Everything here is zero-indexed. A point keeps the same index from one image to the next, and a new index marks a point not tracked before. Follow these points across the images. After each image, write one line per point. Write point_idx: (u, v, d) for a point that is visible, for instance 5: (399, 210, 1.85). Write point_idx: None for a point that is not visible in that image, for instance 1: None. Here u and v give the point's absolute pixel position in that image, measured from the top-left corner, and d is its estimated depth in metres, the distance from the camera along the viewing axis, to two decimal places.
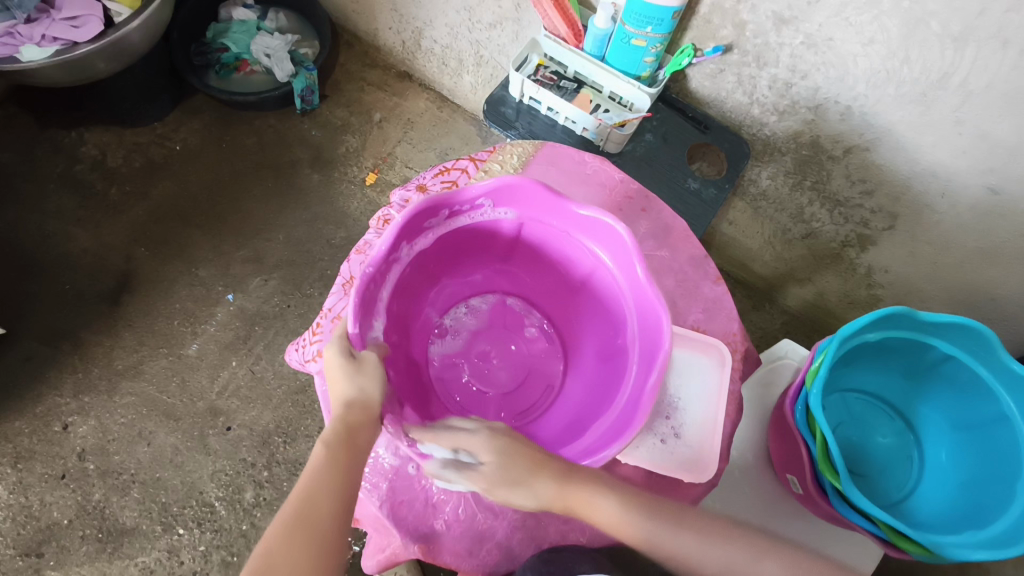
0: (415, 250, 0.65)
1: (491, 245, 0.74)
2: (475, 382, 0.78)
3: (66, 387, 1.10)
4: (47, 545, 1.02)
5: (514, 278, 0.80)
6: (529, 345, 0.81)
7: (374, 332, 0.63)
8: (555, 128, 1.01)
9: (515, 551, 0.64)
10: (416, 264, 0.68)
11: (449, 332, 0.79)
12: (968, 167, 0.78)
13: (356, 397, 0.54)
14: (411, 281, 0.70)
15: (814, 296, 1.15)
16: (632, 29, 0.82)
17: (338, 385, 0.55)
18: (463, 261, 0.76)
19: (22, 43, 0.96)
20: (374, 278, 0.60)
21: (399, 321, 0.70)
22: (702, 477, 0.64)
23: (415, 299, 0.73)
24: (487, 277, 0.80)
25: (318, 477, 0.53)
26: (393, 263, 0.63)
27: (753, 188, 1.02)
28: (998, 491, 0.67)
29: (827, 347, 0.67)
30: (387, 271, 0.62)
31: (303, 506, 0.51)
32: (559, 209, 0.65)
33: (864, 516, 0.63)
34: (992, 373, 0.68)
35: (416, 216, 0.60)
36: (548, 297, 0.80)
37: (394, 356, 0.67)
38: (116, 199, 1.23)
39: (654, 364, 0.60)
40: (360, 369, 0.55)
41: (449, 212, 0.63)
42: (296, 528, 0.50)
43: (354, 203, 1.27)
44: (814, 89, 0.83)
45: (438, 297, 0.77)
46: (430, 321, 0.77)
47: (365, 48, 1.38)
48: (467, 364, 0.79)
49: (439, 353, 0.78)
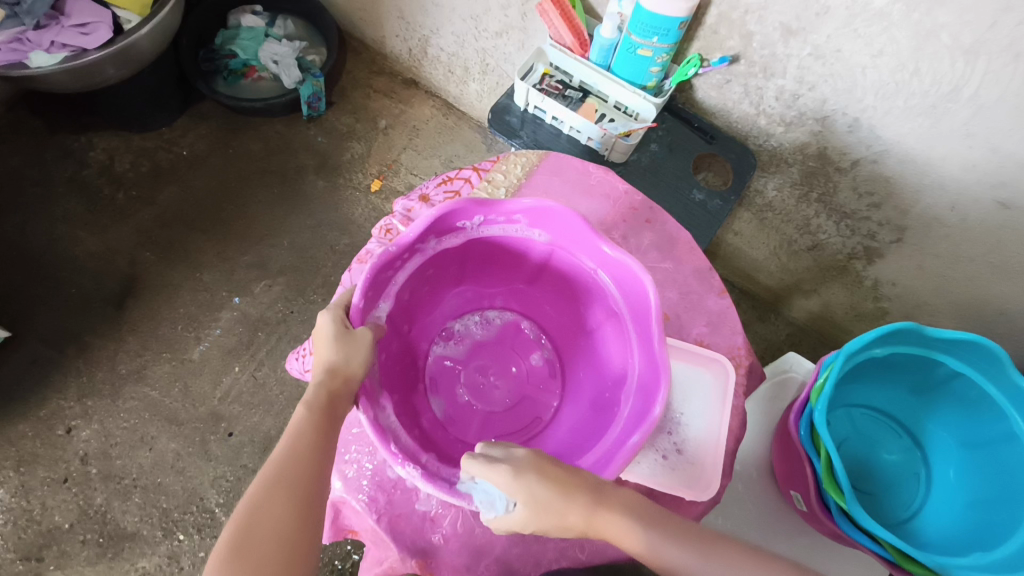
0: (443, 250, 0.66)
1: (514, 265, 0.74)
2: (465, 393, 0.77)
3: (69, 391, 1.10)
4: (48, 549, 1.02)
5: (534, 302, 0.80)
6: (528, 372, 0.80)
7: (375, 313, 0.62)
8: (560, 137, 1.00)
9: (513, 566, 0.63)
10: (440, 263, 0.68)
11: (456, 336, 0.80)
12: (978, 181, 0.77)
13: (339, 365, 0.55)
14: (427, 281, 0.70)
15: (820, 308, 1.14)
16: (639, 39, 0.81)
17: (321, 350, 0.55)
18: (489, 273, 0.76)
19: (31, 49, 0.97)
20: (394, 264, 0.61)
21: (406, 312, 0.70)
22: (705, 493, 0.63)
23: (431, 293, 0.73)
24: (511, 295, 0.80)
25: (300, 439, 0.53)
26: (417, 254, 0.63)
27: (759, 199, 1.01)
28: (1008, 513, 0.65)
29: (833, 362, 0.66)
30: (408, 260, 0.63)
31: (283, 466, 0.52)
32: (588, 242, 0.64)
33: (869, 536, 0.62)
34: (1002, 392, 0.67)
35: (453, 213, 0.61)
36: (564, 329, 0.79)
37: (389, 347, 0.67)
38: (123, 204, 1.23)
39: (641, 420, 0.58)
40: (345, 342, 0.55)
41: (483, 219, 0.63)
42: (276, 488, 0.51)
43: (359, 210, 1.27)
44: (821, 100, 0.82)
45: (455, 298, 0.78)
46: (441, 317, 0.78)
47: (372, 55, 1.39)
48: (461, 374, 0.79)
49: (439, 352, 0.79)
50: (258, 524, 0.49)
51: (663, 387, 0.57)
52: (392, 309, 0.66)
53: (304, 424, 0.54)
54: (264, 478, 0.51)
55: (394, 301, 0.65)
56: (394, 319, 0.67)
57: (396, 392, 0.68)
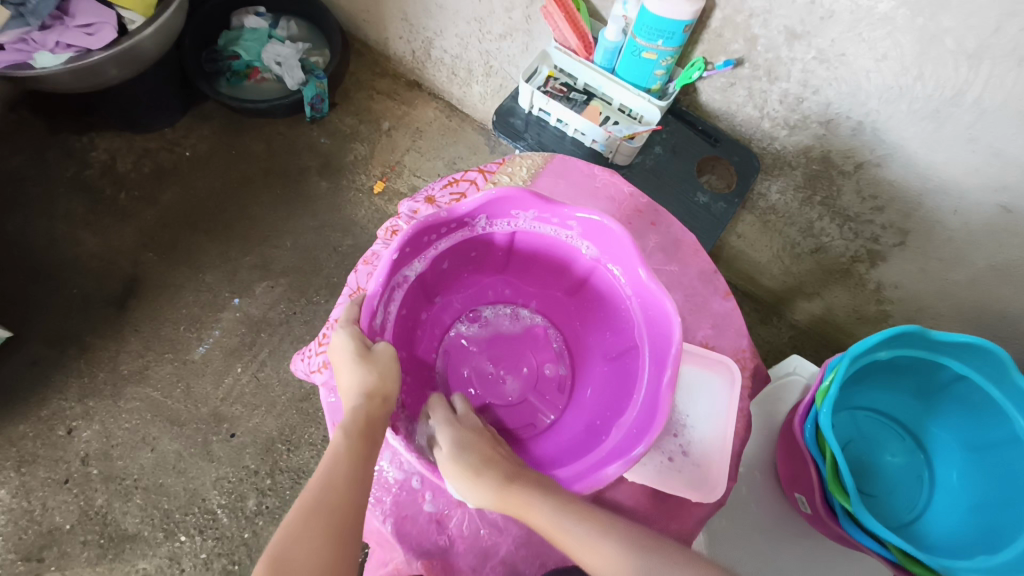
0: (492, 232, 0.68)
1: (554, 271, 0.74)
2: (470, 376, 0.78)
3: (71, 391, 1.10)
4: (48, 550, 1.01)
5: (567, 314, 0.80)
6: (538, 378, 0.79)
7: (406, 270, 0.65)
8: (564, 139, 1.00)
9: (518, 569, 0.63)
10: (482, 244, 0.70)
11: (481, 321, 0.80)
12: (981, 185, 0.78)
13: (372, 387, 0.56)
14: (464, 261, 0.72)
15: (822, 311, 1.14)
16: (644, 42, 0.82)
17: (349, 375, 0.56)
18: (531, 273, 0.77)
19: (36, 49, 0.97)
20: (441, 227, 0.63)
21: (438, 279, 0.72)
22: (711, 496, 0.63)
23: (468, 272, 0.75)
24: (549, 303, 0.81)
25: (338, 463, 0.53)
26: (466, 225, 0.65)
27: (762, 202, 1.01)
28: (1012, 515, 0.65)
29: (838, 364, 0.66)
30: (456, 228, 0.65)
31: (320, 493, 0.51)
32: (625, 260, 0.64)
33: (874, 538, 0.62)
34: (1005, 395, 0.67)
35: (512, 198, 0.63)
36: (588, 349, 0.79)
37: (410, 307, 0.70)
38: (126, 204, 1.23)
39: (622, 453, 0.58)
40: (372, 359, 0.57)
41: (534, 213, 0.65)
42: (315, 512, 0.50)
43: (362, 211, 1.27)
44: (825, 104, 0.82)
45: (493, 285, 0.80)
46: (477, 297, 0.80)
47: (376, 57, 1.39)
48: (471, 360, 0.79)
49: (461, 327, 0.80)
50: (293, 551, 0.48)
51: (652, 434, 0.56)
52: (425, 272, 0.68)
53: (340, 453, 0.54)
54: (301, 504, 0.51)
55: (429, 265, 0.68)
56: (424, 282, 0.69)
57: (403, 348, 0.70)
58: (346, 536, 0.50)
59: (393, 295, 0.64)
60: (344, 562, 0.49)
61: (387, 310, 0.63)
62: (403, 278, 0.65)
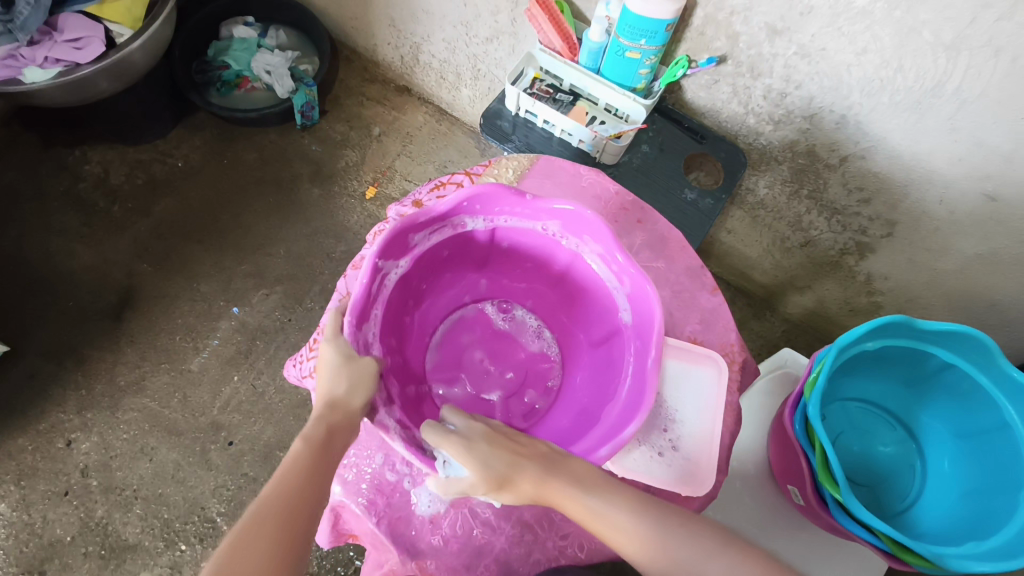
0: (558, 246, 0.69)
1: (589, 312, 0.75)
2: (462, 351, 0.82)
3: (69, 404, 1.10)
4: (49, 562, 1.02)
5: (575, 363, 0.79)
6: (515, 392, 0.80)
7: (466, 222, 0.66)
8: (552, 140, 1.01)
9: (513, 566, 0.63)
10: (543, 252, 0.72)
11: (508, 317, 0.83)
12: (964, 174, 0.78)
13: (345, 394, 0.56)
14: (501, 255, 0.74)
15: (814, 304, 1.14)
16: (627, 42, 0.82)
17: (327, 378, 0.56)
18: (574, 311, 0.78)
19: (25, 65, 0.98)
20: (516, 206, 0.64)
21: (497, 257, 0.75)
22: (700, 489, 0.64)
23: (521, 269, 0.77)
24: (571, 346, 0.80)
25: (302, 468, 0.53)
26: (537, 223, 0.67)
27: (750, 197, 1.02)
28: (1002, 501, 0.66)
29: (825, 356, 0.67)
30: (522, 222, 0.67)
31: (282, 488, 0.51)
32: (645, 334, 0.62)
33: (865, 528, 0.63)
34: (993, 381, 0.67)
35: (590, 223, 0.63)
36: (572, 394, 0.77)
37: (456, 254, 0.72)
38: (120, 216, 1.24)
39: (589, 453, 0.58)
40: (351, 366, 0.57)
41: (602, 252, 0.65)
42: (273, 508, 0.50)
43: (355, 217, 1.28)
44: (808, 98, 0.83)
45: (541, 301, 0.81)
46: (524, 299, 0.82)
47: (364, 63, 1.40)
48: (473, 337, 0.82)
49: (495, 303, 0.83)
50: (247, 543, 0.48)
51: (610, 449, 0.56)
52: (483, 236, 0.70)
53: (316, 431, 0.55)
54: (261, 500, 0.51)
55: (488, 233, 0.69)
56: (476, 247, 0.72)
57: (421, 283, 0.72)
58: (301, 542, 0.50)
59: (441, 231, 0.65)
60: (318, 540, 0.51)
61: (430, 236, 0.65)
62: (461, 225, 0.66)
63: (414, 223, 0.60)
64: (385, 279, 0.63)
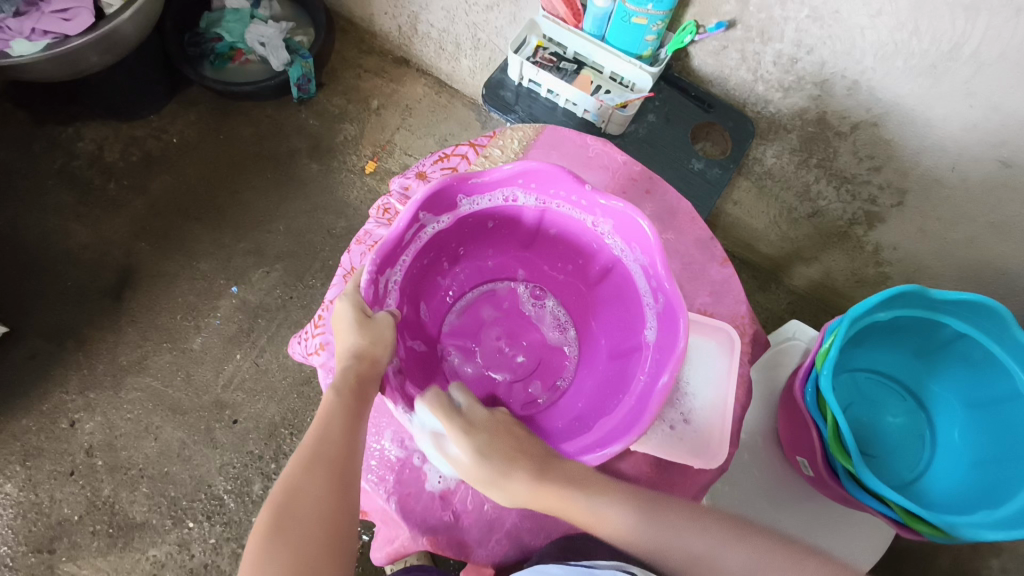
0: (604, 245, 0.69)
1: (618, 314, 0.73)
2: (483, 324, 0.80)
3: (71, 384, 1.10)
4: (58, 541, 1.02)
5: (590, 368, 0.77)
6: (522, 378, 0.77)
7: (518, 196, 0.67)
8: (556, 111, 0.99)
9: (524, 540, 0.63)
10: (588, 248, 0.71)
11: (536, 305, 0.81)
12: (979, 140, 0.76)
13: (364, 353, 0.55)
14: (540, 236, 0.74)
15: (821, 275, 1.13)
16: (634, 7, 0.80)
17: (345, 340, 0.56)
18: (605, 317, 0.76)
19: (12, 37, 0.96)
20: (573, 193, 0.65)
21: (544, 241, 0.75)
22: (711, 463, 0.63)
23: (563, 258, 0.76)
24: (591, 352, 0.78)
25: (333, 424, 0.53)
26: (589, 217, 0.67)
27: (758, 166, 1.00)
28: (1012, 470, 0.66)
29: (837, 327, 0.66)
30: (570, 211, 0.67)
31: (318, 443, 0.52)
32: (669, 341, 0.61)
33: (877, 499, 0.63)
34: (1005, 351, 0.67)
35: (640, 227, 0.62)
36: (580, 396, 0.75)
37: (502, 227, 0.73)
38: (115, 194, 1.22)
39: (604, 445, 0.59)
40: (371, 325, 0.56)
41: (644, 261, 0.64)
42: (314, 464, 0.51)
43: (354, 192, 1.26)
44: (820, 64, 0.81)
45: (576, 296, 0.79)
46: (561, 292, 0.81)
47: (361, 34, 1.36)
48: (496, 314, 0.81)
49: (530, 287, 0.82)
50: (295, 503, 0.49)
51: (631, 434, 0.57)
52: (531, 216, 0.70)
53: (335, 408, 0.54)
54: (299, 458, 0.51)
55: (537, 215, 0.70)
56: (522, 225, 0.72)
57: (459, 244, 0.73)
58: (347, 489, 0.51)
59: (493, 198, 0.66)
60: (346, 512, 0.51)
61: (479, 203, 0.66)
62: (513, 200, 0.67)
63: (465, 181, 0.62)
64: (422, 232, 0.64)
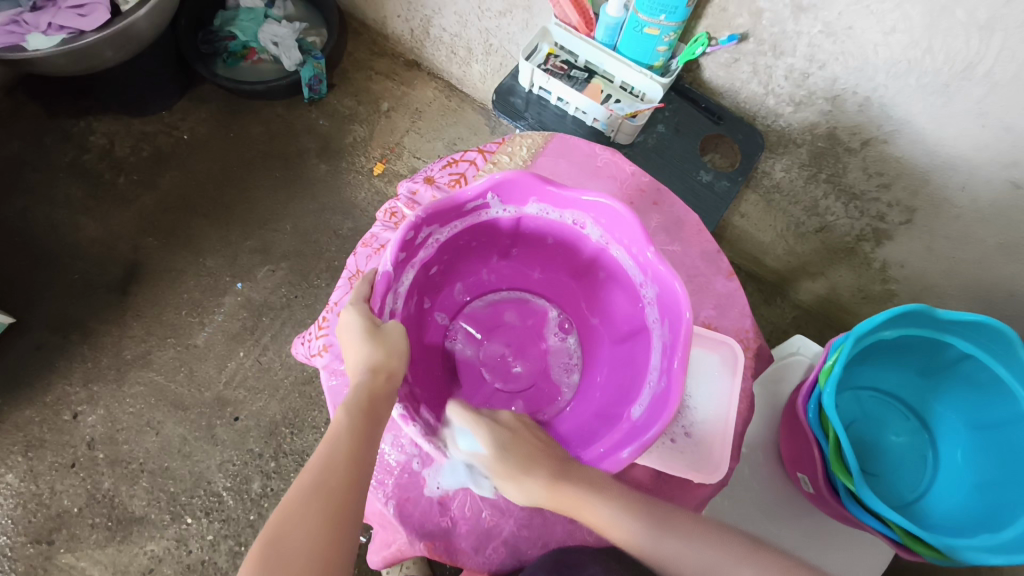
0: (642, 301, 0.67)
1: (624, 369, 0.71)
2: (500, 323, 0.81)
3: (75, 376, 1.10)
4: (57, 533, 1.03)
5: (574, 411, 0.75)
6: (510, 392, 0.77)
7: (584, 226, 0.67)
8: (565, 119, 0.99)
9: (521, 549, 0.63)
10: (628, 299, 0.70)
11: (556, 335, 0.81)
12: (991, 160, 0.76)
13: (377, 367, 0.55)
14: (585, 270, 0.74)
15: (826, 290, 1.13)
16: (646, 17, 0.80)
17: (357, 352, 0.55)
18: (614, 367, 0.74)
19: (28, 31, 0.97)
20: (635, 243, 0.64)
21: (593, 282, 0.75)
22: (713, 476, 0.63)
23: (600, 304, 0.76)
24: (585, 398, 0.76)
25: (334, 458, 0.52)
26: (639, 274, 0.66)
27: (766, 180, 1.00)
28: (1016, 494, 0.65)
29: (841, 344, 0.65)
30: (620, 256, 0.67)
31: (322, 471, 0.50)
32: (660, 403, 0.59)
33: (877, 518, 0.62)
34: (1011, 373, 0.66)
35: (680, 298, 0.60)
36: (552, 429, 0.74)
37: (559, 248, 0.73)
38: (125, 188, 1.23)
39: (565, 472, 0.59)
40: (381, 336, 0.56)
41: (670, 333, 0.62)
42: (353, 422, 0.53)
43: (362, 193, 1.26)
44: (831, 79, 0.80)
45: (596, 346, 0.78)
46: (586, 334, 0.80)
47: (373, 36, 1.37)
48: (519, 323, 0.81)
49: (560, 316, 0.82)
50: (287, 536, 0.47)
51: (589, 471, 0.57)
52: (589, 248, 0.70)
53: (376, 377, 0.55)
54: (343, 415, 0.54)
55: (595, 249, 0.69)
56: (578, 254, 0.72)
57: (513, 245, 0.74)
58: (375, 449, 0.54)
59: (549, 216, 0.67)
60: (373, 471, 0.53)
61: (547, 214, 0.67)
62: (578, 226, 0.67)
63: (544, 184, 0.63)
64: (483, 212, 0.65)
